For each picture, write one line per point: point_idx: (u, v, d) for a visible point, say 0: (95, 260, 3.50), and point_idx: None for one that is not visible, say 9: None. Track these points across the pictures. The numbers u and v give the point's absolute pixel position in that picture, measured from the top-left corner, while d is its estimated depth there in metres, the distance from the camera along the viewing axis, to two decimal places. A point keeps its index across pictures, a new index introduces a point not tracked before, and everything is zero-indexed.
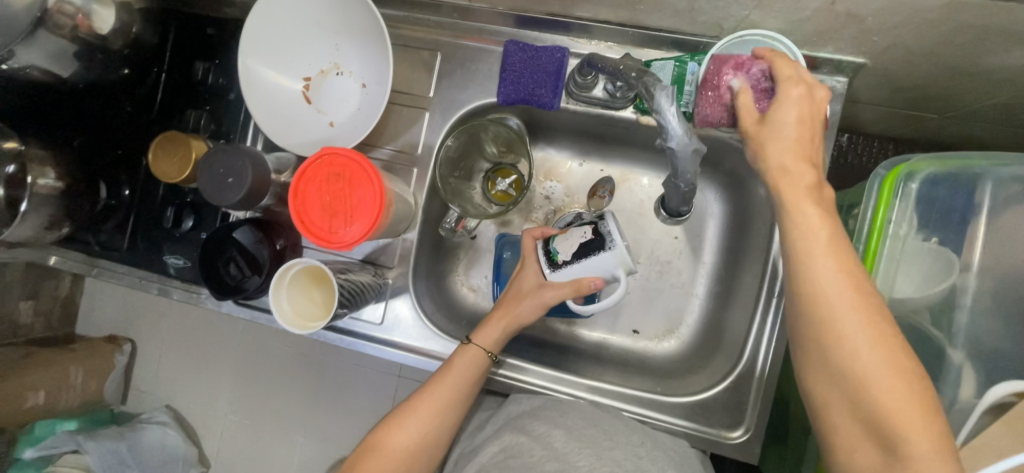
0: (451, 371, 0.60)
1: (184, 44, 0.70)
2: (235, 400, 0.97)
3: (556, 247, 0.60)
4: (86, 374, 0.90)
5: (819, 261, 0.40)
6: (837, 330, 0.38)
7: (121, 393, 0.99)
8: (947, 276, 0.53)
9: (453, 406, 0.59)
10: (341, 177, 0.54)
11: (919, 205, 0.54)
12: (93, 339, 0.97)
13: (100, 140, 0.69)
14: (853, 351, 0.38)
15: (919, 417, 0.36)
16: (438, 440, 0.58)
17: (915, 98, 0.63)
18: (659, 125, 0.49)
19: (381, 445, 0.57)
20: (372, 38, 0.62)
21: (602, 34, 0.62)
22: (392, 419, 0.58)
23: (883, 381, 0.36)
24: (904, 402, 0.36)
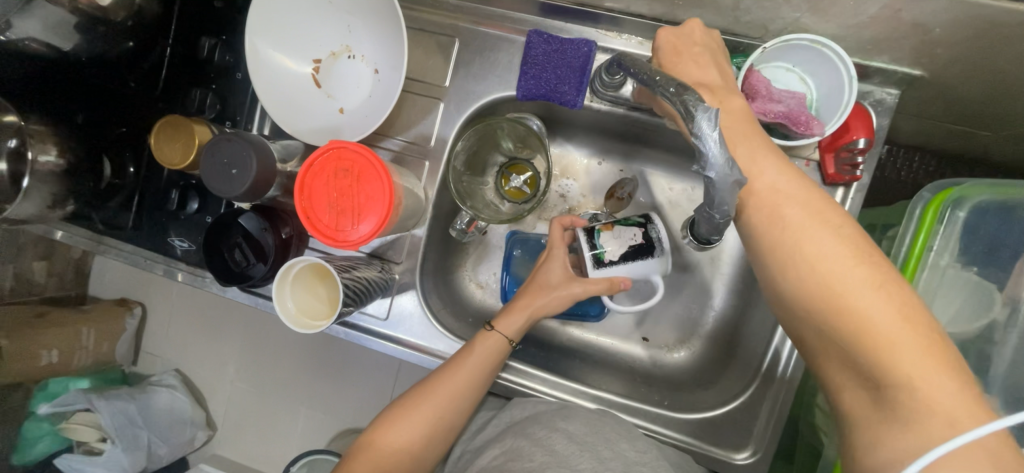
0: (472, 355, 0.56)
1: (190, 17, 0.66)
2: (241, 368, 0.97)
3: (602, 245, 0.57)
4: (98, 335, 0.91)
5: (798, 211, 0.40)
6: (833, 280, 0.37)
7: (132, 355, 1.00)
8: (985, 314, 0.50)
9: (477, 385, 0.56)
10: (350, 173, 0.52)
11: (965, 234, 0.51)
12: (104, 301, 0.97)
13: (104, 115, 0.66)
14: (852, 301, 0.36)
15: (923, 360, 0.34)
16: (458, 420, 0.56)
17: (970, 115, 0.58)
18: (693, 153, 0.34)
19: (400, 416, 0.54)
20: (387, 21, 0.58)
21: (633, 28, 0.58)
22: (415, 392, 0.55)
23: (878, 328, 0.35)
24: (910, 346, 0.34)
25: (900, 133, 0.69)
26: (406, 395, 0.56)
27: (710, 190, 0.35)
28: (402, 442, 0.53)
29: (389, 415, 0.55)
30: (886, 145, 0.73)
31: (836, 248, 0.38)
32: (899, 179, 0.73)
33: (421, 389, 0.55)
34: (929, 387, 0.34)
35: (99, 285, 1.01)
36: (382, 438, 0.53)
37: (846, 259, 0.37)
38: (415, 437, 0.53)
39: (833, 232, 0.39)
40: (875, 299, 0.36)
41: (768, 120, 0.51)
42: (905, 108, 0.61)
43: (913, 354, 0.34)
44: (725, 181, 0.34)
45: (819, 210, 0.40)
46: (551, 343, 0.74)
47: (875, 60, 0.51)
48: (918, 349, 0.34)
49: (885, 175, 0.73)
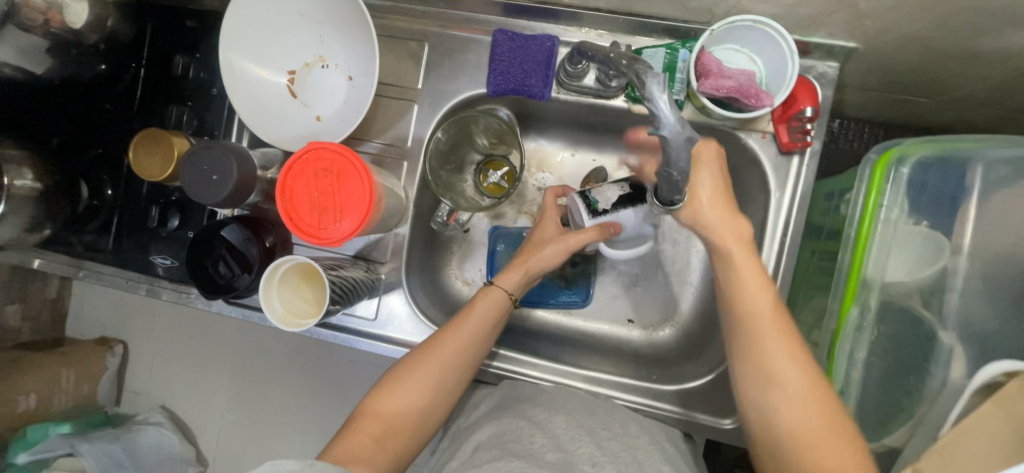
0: (473, 313, 0.57)
1: (163, 38, 0.68)
2: (234, 400, 0.96)
3: (595, 198, 0.61)
4: (78, 377, 0.90)
5: (754, 290, 0.48)
6: (762, 348, 0.47)
7: (114, 395, 0.97)
8: (936, 263, 0.53)
9: (482, 340, 0.56)
10: (329, 173, 0.53)
11: (910, 190, 0.54)
12: (83, 342, 0.95)
13: (78, 137, 0.66)
14: (774, 366, 0.46)
15: (820, 415, 0.44)
16: (465, 375, 0.55)
17: (906, 84, 0.62)
18: (646, 114, 0.35)
19: (405, 374, 0.53)
20: (358, 28, 0.61)
21: (592, 22, 0.61)
22: (419, 349, 0.55)
23: (797, 388, 0.45)
24: (807, 408, 0.44)
25: (847, 106, 0.74)
26: (410, 354, 0.55)
27: (664, 148, 0.36)
28: (409, 399, 0.52)
29: (393, 374, 0.54)
30: (837, 119, 0.78)
31: (773, 321, 0.47)
32: (851, 149, 0.78)
33: (426, 346, 0.55)
34: (824, 441, 0.43)
35: (79, 324, 0.98)
36: (386, 397, 0.52)
37: (778, 333, 0.47)
38: (423, 392, 0.53)
39: (774, 308, 0.48)
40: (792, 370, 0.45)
41: (721, 96, 0.55)
42: (848, 81, 0.65)
43: (809, 417, 0.44)
44: (678, 137, 0.35)
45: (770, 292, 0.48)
46: (540, 334, 0.76)
47: (814, 36, 0.56)
48: (814, 410, 0.44)
49: (839, 146, 0.78)
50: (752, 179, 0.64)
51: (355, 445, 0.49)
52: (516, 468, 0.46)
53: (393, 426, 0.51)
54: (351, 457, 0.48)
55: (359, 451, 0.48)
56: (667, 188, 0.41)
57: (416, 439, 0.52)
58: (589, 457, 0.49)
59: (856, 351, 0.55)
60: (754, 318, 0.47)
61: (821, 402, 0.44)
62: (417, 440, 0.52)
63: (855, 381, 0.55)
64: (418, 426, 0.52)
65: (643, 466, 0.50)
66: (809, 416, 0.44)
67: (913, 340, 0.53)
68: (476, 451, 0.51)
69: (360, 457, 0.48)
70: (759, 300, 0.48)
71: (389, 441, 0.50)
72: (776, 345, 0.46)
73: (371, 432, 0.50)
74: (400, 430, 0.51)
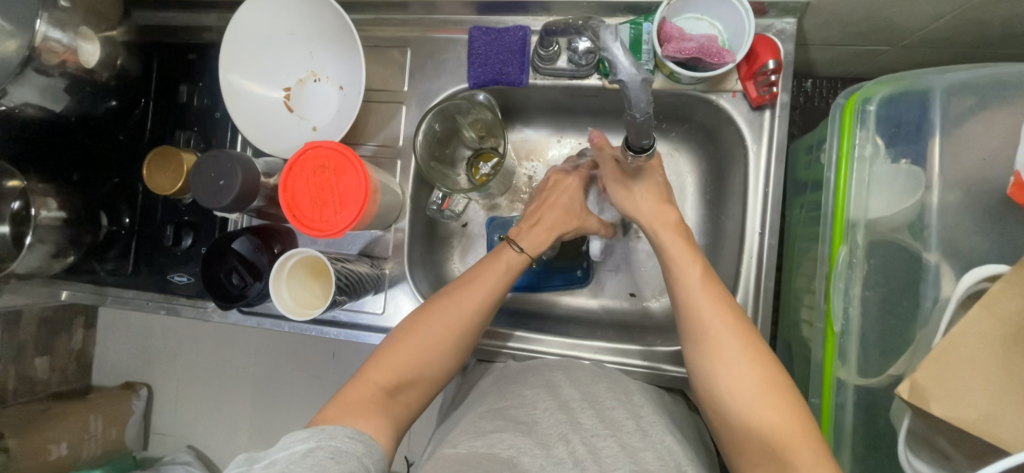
0: (486, 273, 0.60)
1: (167, 73, 0.74)
2: (257, 425, 0.97)
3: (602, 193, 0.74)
4: (106, 421, 0.93)
5: (683, 264, 0.55)
6: (699, 316, 0.51)
7: (142, 439, 1.01)
8: (915, 192, 0.54)
9: (493, 300, 0.59)
10: (326, 168, 0.57)
11: (880, 127, 0.56)
12: (109, 390, 0.99)
13: (95, 171, 0.72)
14: (710, 329, 0.49)
15: (766, 397, 0.45)
16: (474, 333, 0.58)
17: (865, 35, 0.65)
18: (604, 62, 0.40)
19: (418, 331, 0.55)
20: (344, 39, 0.65)
21: (559, 11, 0.66)
22: (432, 307, 0.57)
23: (739, 374, 0.47)
24: (743, 367, 0.47)
25: (816, 65, 0.77)
26: (420, 312, 0.57)
27: (624, 92, 0.40)
28: (419, 354, 0.54)
29: (405, 331, 0.56)
30: (809, 79, 0.81)
31: (703, 290, 0.52)
32: (827, 105, 0.81)
33: (439, 304, 0.57)
34: (767, 422, 0.44)
35: (105, 366, 1.01)
36: (397, 352, 0.54)
37: (718, 319, 0.50)
38: (434, 349, 0.55)
39: (706, 278, 0.53)
40: (724, 331, 0.49)
41: (685, 57, 0.58)
42: (810, 38, 0.68)
43: (748, 378, 0.46)
44: (635, 81, 0.39)
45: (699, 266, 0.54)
46: (545, 314, 0.78)
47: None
48: (751, 370, 0.46)
49: (814, 104, 0.81)
50: (732, 139, 0.66)
51: (365, 397, 0.51)
52: (519, 443, 0.48)
53: (403, 380, 0.53)
54: (361, 410, 0.49)
55: (370, 402, 0.50)
56: (636, 131, 0.47)
57: (424, 395, 0.55)
58: (591, 432, 0.50)
59: (851, 288, 0.56)
60: (686, 290, 0.53)
61: (755, 361, 0.47)
62: (426, 396, 0.55)
63: (854, 317, 0.55)
64: (427, 381, 0.55)
65: (646, 434, 0.51)
66: (747, 373, 0.46)
67: (902, 270, 0.54)
68: (479, 418, 0.53)
69: (372, 408, 0.50)
70: (689, 272, 0.54)
71: (399, 394, 0.52)
72: (708, 306, 0.51)
73: (381, 384, 0.52)
74: (409, 383, 0.53)
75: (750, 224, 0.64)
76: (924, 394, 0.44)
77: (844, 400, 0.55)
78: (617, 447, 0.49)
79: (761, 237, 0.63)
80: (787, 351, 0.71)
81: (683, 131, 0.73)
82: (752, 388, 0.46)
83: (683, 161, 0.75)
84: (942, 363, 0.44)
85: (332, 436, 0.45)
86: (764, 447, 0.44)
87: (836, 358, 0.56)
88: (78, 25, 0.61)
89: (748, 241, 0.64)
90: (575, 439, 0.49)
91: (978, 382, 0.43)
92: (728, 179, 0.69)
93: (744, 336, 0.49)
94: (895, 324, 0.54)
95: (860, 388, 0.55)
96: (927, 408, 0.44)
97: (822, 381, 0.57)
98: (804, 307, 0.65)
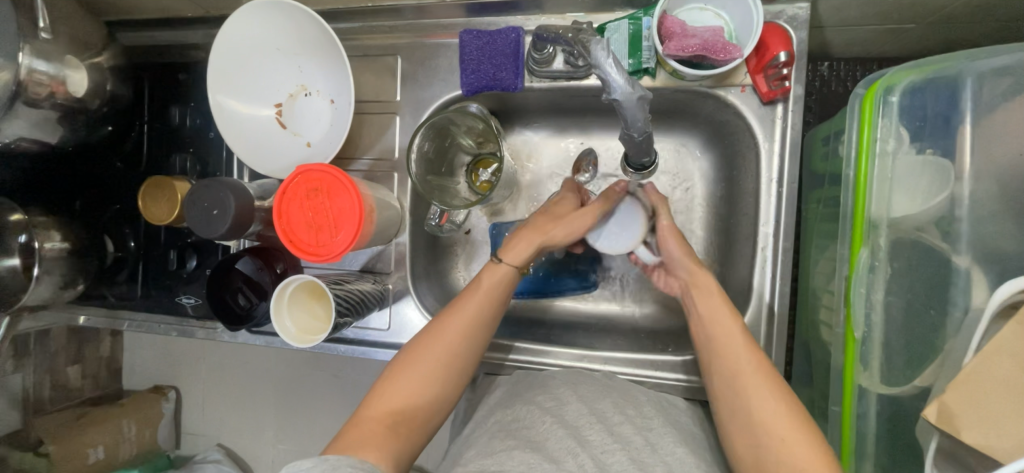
0: (478, 290, 0.58)
1: (159, 94, 0.73)
2: (280, 432, 0.99)
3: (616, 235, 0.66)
4: (138, 424, 0.95)
5: (727, 339, 0.51)
6: (734, 373, 0.49)
7: (174, 438, 1.02)
8: (944, 187, 0.49)
9: (486, 318, 0.58)
10: (319, 192, 0.55)
11: (904, 117, 0.52)
12: (139, 392, 1.00)
13: (99, 198, 0.73)
14: (745, 375, 0.49)
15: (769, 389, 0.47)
16: (471, 351, 0.57)
17: (889, 14, 0.60)
18: (598, 81, 0.44)
19: (410, 360, 0.55)
20: (331, 51, 0.63)
21: (553, 8, 0.62)
22: (422, 336, 0.56)
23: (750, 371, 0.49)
24: (778, 416, 0.46)
25: (832, 48, 0.72)
26: (411, 344, 0.56)
27: (619, 109, 0.45)
28: (420, 376, 0.54)
29: (399, 362, 0.55)
30: (826, 62, 0.76)
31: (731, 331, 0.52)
32: (845, 89, 0.76)
33: (432, 328, 0.56)
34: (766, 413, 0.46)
35: (131, 378, 1.03)
36: (395, 379, 0.54)
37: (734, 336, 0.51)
38: (429, 374, 0.54)
39: (747, 341, 0.51)
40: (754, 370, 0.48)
41: (688, 55, 0.54)
42: (825, 20, 0.63)
43: (767, 401, 0.47)
44: (630, 99, 0.44)
45: (740, 327, 0.52)
46: (552, 322, 0.76)
47: None
48: (781, 412, 0.46)
49: (832, 88, 0.76)
50: (742, 134, 0.62)
51: (367, 430, 0.50)
52: (529, 461, 0.47)
53: (403, 407, 0.53)
54: (364, 441, 0.49)
55: (371, 435, 0.50)
56: (636, 152, 0.52)
57: (426, 419, 0.54)
58: (600, 448, 0.49)
59: (873, 292, 0.53)
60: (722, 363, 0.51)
61: (782, 397, 0.47)
62: (426, 422, 0.54)
63: (876, 322, 0.53)
64: (427, 407, 0.54)
65: (656, 448, 0.50)
66: (775, 411, 0.46)
67: (928, 271, 0.51)
68: (491, 438, 0.52)
69: (373, 441, 0.49)
70: (726, 328, 0.52)
71: (401, 422, 0.52)
72: (737, 350, 0.50)
73: (382, 416, 0.52)
74: (407, 412, 0.53)
75: (763, 224, 0.61)
76: (954, 420, 0.43)
77: (866, 409, 0.53)
78: (627, 461, 0.47)
79: (774, 239, 0.60)
80: (805, 350, 0.69)
81: (691, 126, 0.70)
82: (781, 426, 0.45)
83: (694, 155, 0.71)
84: (970, 387, 0.42)
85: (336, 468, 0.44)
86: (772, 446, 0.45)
87: (857, 364, 0.53)
88: (62, 55, 0.61)
89: (761, 244, 0.61)
90: (583, 455, 0.48)
91: (1012, 410, 0.41)
92: (740, 177, 0.65)
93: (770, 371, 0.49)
94: (921, 331, 0.51)
95: (883, 397, 0.52)
96: (957, 435, 0.42)
97: (842, 388, 0.54)
98: (823, 307, 0.62)
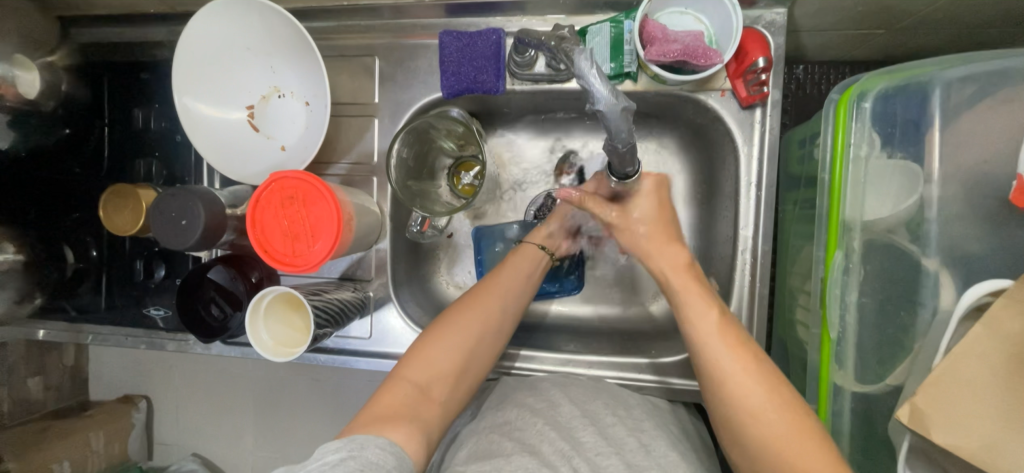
0: (513, 263, 0.60)
1: (119, 94, 0.69)
2: (260, 439, 0.96)
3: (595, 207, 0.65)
4: (107, 437, 0.91)
5: (698, 312, 0.51)
6: (706, 347, 0.49)
7: (146, 449, 0.98)
8: (914, 190, 0.51)
9: (519, 290, 0.58)
10: (294, 200, 0.54)
11: (877, 123, 0.53)
12: (106, 403, 0.95)
13: (53, 205, 0.67)
14: (710, 348, 0.49)
15: (747, 364, 0.47)
16: (506, 324, 0.57)
17: (860, 20, 0.61)
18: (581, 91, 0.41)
19: (445, 328, 0.54)
20: (305, 52, 0.61)
21: (535, 10, 0.61)
22: (455, 308, 0.56)
23: (717, 345, 0.48)
24: (754, 389, 0.46)
25: (806, 52, 0.74)
26: (448, 312, 0.56)
27: (603, 120, 0.42)
28: (456, 345, 0.53)
29: (433, 330, 0.54)
30: (800, 65, 0.78)
31: (719, 333, 0.49)
32: (819, 91, 0.78)
33: (471, 296, 0.57)
34: (747, 390, 0.46)
35: (97, 388, 0.98)
36: (430, 348, 0.53)
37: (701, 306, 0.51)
38: (465, 344, 0.54)
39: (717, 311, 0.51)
40: (747, 380, 0.46)
41: (670, 60, 0.54)
42: (800, 25, 0.64)
43: (743, 378, 0.46)
44: (614, 109, 0.41)
45: (708, 296, 0.52)
46: (538, 326, 0.76)
47: None
48: (758, 387, 0.46)
49: (805, 91, 0.78)
50: (723, 137, 0.63)
51: (399, 398, 0.50)
52: (527, 464, 0.46)
53: (436, 377, 0.52)
54: (397, 410, 0.49)
55: (404, 404, 0.49)
56: (618, 161, 0.50)
57: (457, 392, 0.53)
58: (594, 450, 0.49)
59: (848, 294, 0.54)
60: (697, 334, 0.50)
61: (756, 373, 0.46)
62: (458, 392, 0.53)
63: (850, 324, 0.54)
64: (461, 377, 0.53)
65: (648, 450, 0.51)
66: (753, 385, 0.46)
67: (899, 274, 0.52)
68: (485, 445, 0.51)
69: (404, 410, 0.49)
70: (695, 297, 0.52)
71: (434, 392, 0.51)
72: (728, 357, 0.48)
73: (415, 384, 0.51)
74: (440, 382, 0.52)
75: (743, 227, 0.62)
76: (924, 419, 0.44)
77: (841, 407, 0.55)
78: (621, 465, 0.48)
79: (754, 241, 0.61)
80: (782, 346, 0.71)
81: (671, 129, 0.70)
82: (783, 441, 0.43)
83: (675, 157, 0.72)
84: (942, 388, 0.44)
85: (364, 446, 0.44)
86: (752, 423, 0.45)
87: (832, 363, 0.55)
88: (11, 53, 0.61)
89: (742, 247, 0.62)
90: (578, 458, 0.48)
91: (976, 409, 0.43)
92: (720, 178, 0.66)
93: (741, 343, 0.49)
94: (892, 330, 0.53)
95: (860, 393, 0.54)
96: (927, 434, 0.44)
97: (818, 386, 0.56)
98: (799, 306, 0.64)
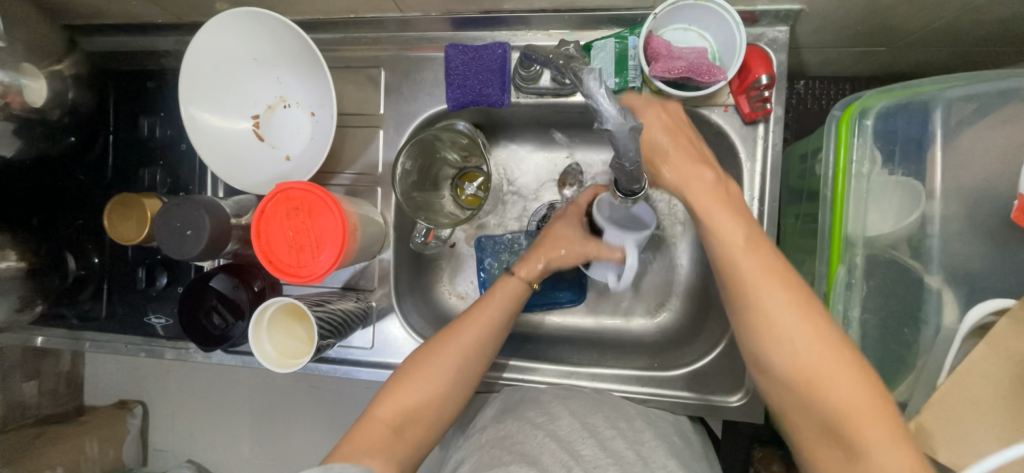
0: (496, 295, 0.59)
1: (125, 103, 0.70)
2: (257, 446, 0.95)
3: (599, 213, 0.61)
4: (103, 443, 0.90)
5: (738, 254, 0.46)
6: (755, 296, 0.45)
7: (141, 455, 0.97)
8: (915, 207, 0.52)
9: (500, 320, 0.58)
10: (300, 211, 0.54)
11: (878, 141, 0.53)
12: (103, 408, 0.94)
13: (55, 212, 0.68)
14: (760, 295, 0.44)
15: (796, 311, 0.44)
16: (484, 357, 0.56)
17: (861, 37, 0.62)
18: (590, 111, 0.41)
19: (422, 366, 0.54)
20: (312, 64, 0.61)
21: (540, 24, 0.62)
22: (433, 343, 0.56)
23: (767, 292, 0.44)
24: (803, 337, 0.43)
25: (808, 67, 0.75)
26: (424, 348, 0.56)
27: (612, 139, 0.42)
28: (431, 382, 0.53)
29: (409, 367, 0.55)
30: (801, 80, 0.79)
31: (766, 277, 0.45)
32: (820, 106, 0.78)
33: (452, 331, 0.56)
34: (796, 342, 0.43)
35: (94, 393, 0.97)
36: (406, 386, 0.53)
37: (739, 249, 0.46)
38: (440, 382, 0.54)
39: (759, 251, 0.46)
40: (799, 337, 0.43)
41: (674, 77, 0.55)
42: (802, 42, 0.65)
43: (790, 325, 0.43)
44: (622, 128, 0.41)
45: (747, 228, 0.47)
46: (539, 336, 0.76)
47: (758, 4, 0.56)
48: (807, 336, 0.43)
49: (807, 106, 0.79)
50: (725, 151, 0.63)
51: (373, 436, 0.51)
52: None
53: (410, 416, 0.52)
54: (370, 449, 0.49)
55: (377, 442, 0.50)
56: (624, 178, 0.50)
57: (432, 429, 0.54)
58: (593, 462, 0.49)
59: (850, 309, 0.54)
60: (743, 281, 0.45)
61: (806, 317, 0.43)
62: (432, 431, 0.53)
63: (852, 339, 0.54)
64: (435, 416, 0.54)
65: (648, 463, 0.50)
66: (806, 335, 0.43)
67: (901, 291, 0.53)
68: (484, 457, 0.51)
69: (376, 447, 0.50)
70: (732, 234, 0.47)
71: (407, 432, 0.52)
72: (774, 301, 0.44)
73: (388, 422, 0.52)
74: (413, 421, 0.52)
75: None
76: (931, 440, 0.45)
77: None
78: None
79: None
80: None
81: None
82: (831, 387, 0.42)
83: None
84: (945, 408, 0.45)
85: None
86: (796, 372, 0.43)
87: None
88: (18, 63, 0.59)
89: None
90: (577, 470, 0.48)
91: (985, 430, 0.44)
92: None
93: (788, 286, 0.44)
94: (894, 347, 0.53)
95: None
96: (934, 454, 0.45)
97: None
98: None
